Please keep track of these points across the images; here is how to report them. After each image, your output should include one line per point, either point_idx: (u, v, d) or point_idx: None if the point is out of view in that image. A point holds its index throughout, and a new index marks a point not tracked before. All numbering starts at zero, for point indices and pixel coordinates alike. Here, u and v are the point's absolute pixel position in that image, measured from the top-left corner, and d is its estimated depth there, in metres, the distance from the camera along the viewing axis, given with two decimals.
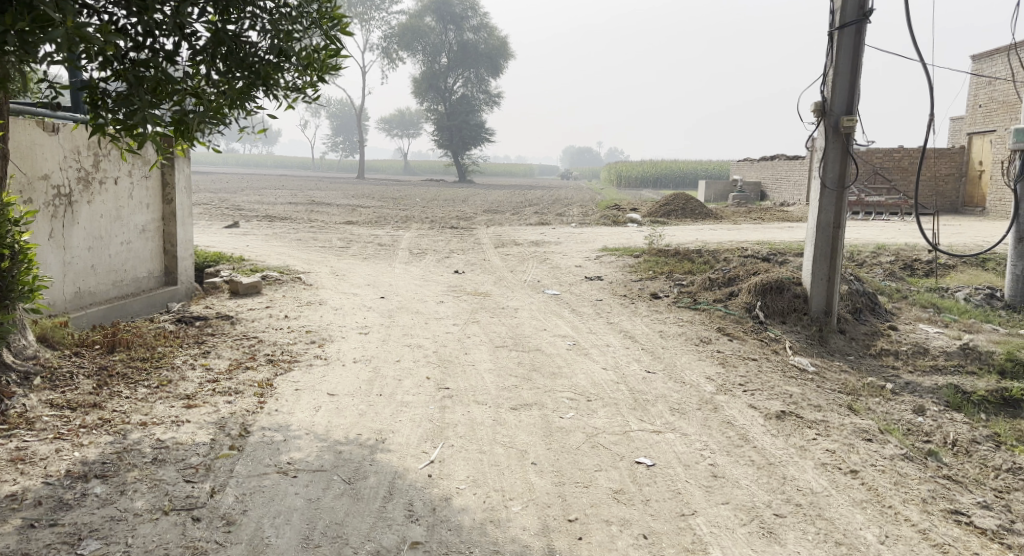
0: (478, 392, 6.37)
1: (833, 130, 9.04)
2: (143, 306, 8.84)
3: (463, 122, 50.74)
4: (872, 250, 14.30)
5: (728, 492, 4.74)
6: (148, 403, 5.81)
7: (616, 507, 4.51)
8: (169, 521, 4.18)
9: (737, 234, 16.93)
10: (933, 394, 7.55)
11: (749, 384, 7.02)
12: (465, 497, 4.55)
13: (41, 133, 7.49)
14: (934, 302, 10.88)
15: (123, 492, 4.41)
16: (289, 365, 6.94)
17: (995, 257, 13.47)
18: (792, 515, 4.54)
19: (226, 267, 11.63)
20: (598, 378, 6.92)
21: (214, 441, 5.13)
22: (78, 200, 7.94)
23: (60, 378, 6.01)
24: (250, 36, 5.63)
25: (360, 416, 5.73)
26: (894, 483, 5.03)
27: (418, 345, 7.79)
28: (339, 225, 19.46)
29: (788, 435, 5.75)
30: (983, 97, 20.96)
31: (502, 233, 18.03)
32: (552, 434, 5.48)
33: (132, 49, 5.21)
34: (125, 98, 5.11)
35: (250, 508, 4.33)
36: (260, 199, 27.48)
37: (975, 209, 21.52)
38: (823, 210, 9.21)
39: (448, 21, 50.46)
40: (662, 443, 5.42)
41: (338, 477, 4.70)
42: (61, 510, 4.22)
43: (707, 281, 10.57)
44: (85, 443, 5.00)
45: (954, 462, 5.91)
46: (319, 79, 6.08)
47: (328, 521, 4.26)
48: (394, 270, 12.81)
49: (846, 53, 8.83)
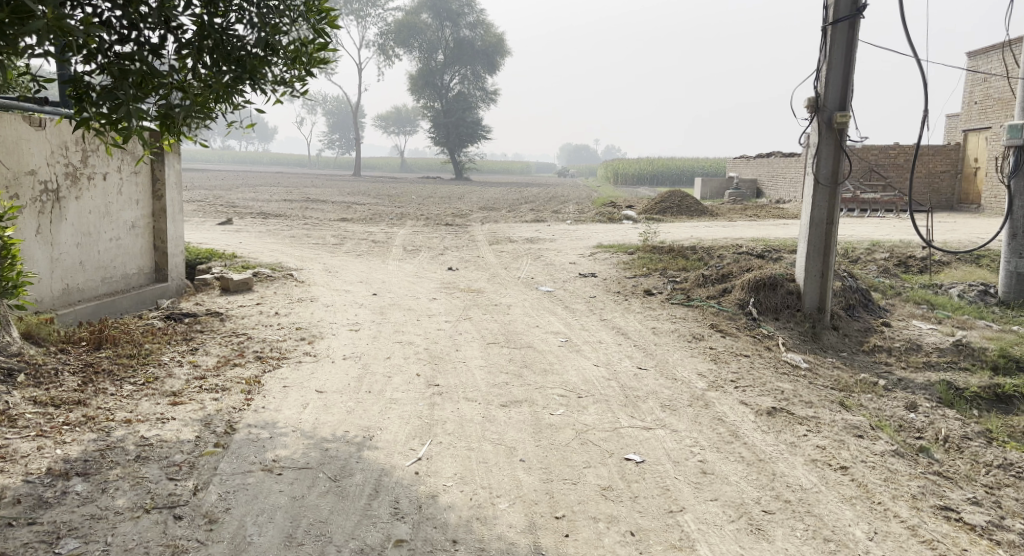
0: (468, 389, 6.32)
1: (827, 126, 8.99)
2: (132, 303, 8.78)
3: (459, 119, 50.65)
4: (867, 247, 14.28)
5: (717, 489, 4.69)
6: (134, 400, 5.76)
7: (604, 504, 4.47)
8: (150, 519, 4.13)
9: (733, 231, 16.90)
10: (925, 390, 7.51)
11: (741, 381, 6.99)
12: (452, 495, 4.51)
13: (28, 128, 7.40)
14: (928, 299, 10.87)
15: (104, 491, 4.36)
16: (278, 362, 6.89)
17: (990, 254, 13.47)
18: (781, 511, 4.49)
19: (218, 264, 11.58)
20: (589, 375, 6.89)
21: (198, 439, 5.08)
22: (65, 196, 7.87)
23: (44, 375, 5.94)
24: (237, 29, 5.57)
25: (348, 413, 5.68)
26: (885, 480, 4.99)
27: (409, 342, 7.74)
28: (334, 222, 19.43)
29: (779, 431, 5.71)
30: (978, 94, 20.96)
31: (497, 230, 17.98)
32: (541, 431, 5.43)
33: (116, 42, 5.14)
34: (109, 91, 5.04)
35: (233, 506, 4.28)
36: (255, 196, 27.41)
37: (970, 206, 21.52)
38: (816, 207, 9.17)
39: (444, 18, 50.09)
40: (652, 440, 5.38)
41: (324, 475, 4.65)
42: (40, 508, 4.16)
43: (700, 277, 10.53)
44: (68, 441, 4.95)
45: (945, 459, 5.89)
46: (307, 73, 5.98)
47: (312, 519, 4.21)
48: (388, 267, 12.75)
49: (839, 48, 8.80)
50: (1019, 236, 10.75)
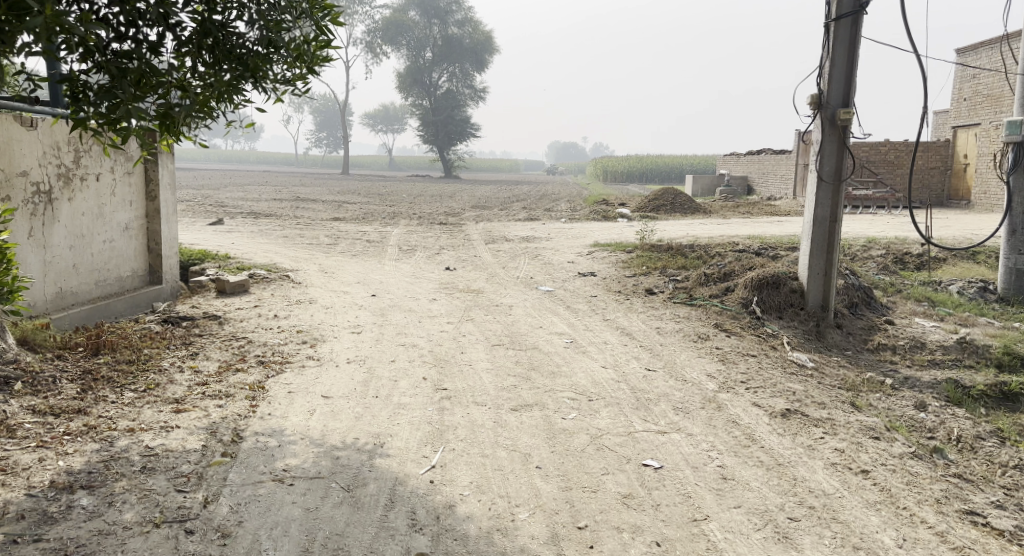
0: (476, 393, 6.20)
1: (830, 122, 8.93)
2: (126, 306, 8.61)
3: (448, 117, 50.47)
4: (863, 244, 14.23)
5: (739, 495, 4.60)
6: (135, 407, 5.62)
7: (627, 513, 4.37)
8: (161, 535, 3.99)
9: (728, 228, 16.86)
10: (933, 389, 7.46)
11: (751, 382, 6.89)
12: (469, 505, 4.39)
13: (19, 128, 7.21)
14: (928, 296, 10.82)
15: (111, 504, 4.22)
16: (281, 367, 6.76)
17: (985, 251, 13.43)
18: (806, 518, 4.41)
19: (212, 265, 11.41)
20: (597, 377, 6.78)
21: (205, 448, 4.94)
22: (58, 198, 7.69)
23: (42, 383, 5.78)
24: (237, 26, 5.41)
25: (356, 420, 5.54)
26: (907, 484, 4.91)
27: (413, 345, 7.61)
28: (327, 222, 19.22)
29: (795, 434, 5.63)
30: (968, 90, 20.98)
31: (491, 229, 17.88)
32: (555, 436, 5.32)
33: (114, 40, 4.99)
34: (107, 91, 4.88)
35: (245, 519, 4.15)
36: (245, 196, 27.09)
37: (960, 202, 21.56)
38: (819, 205, 9.11)
39: (432, 15, 50.14)
40: (669, 444, 5.28)
41: (337, 485, 4.53)
42: (45, 524, 4.01)
43: (702, 277, 10.44)
44: (70, 452, 4.80)
45: (961, 460, 5.83)
46: (309, 71, 5.84)
47: (328, 532, 4.09)
48: (384, 267, 12.60)
49: (842, 44, 8.71)
50: (1018, 233, 10.71)
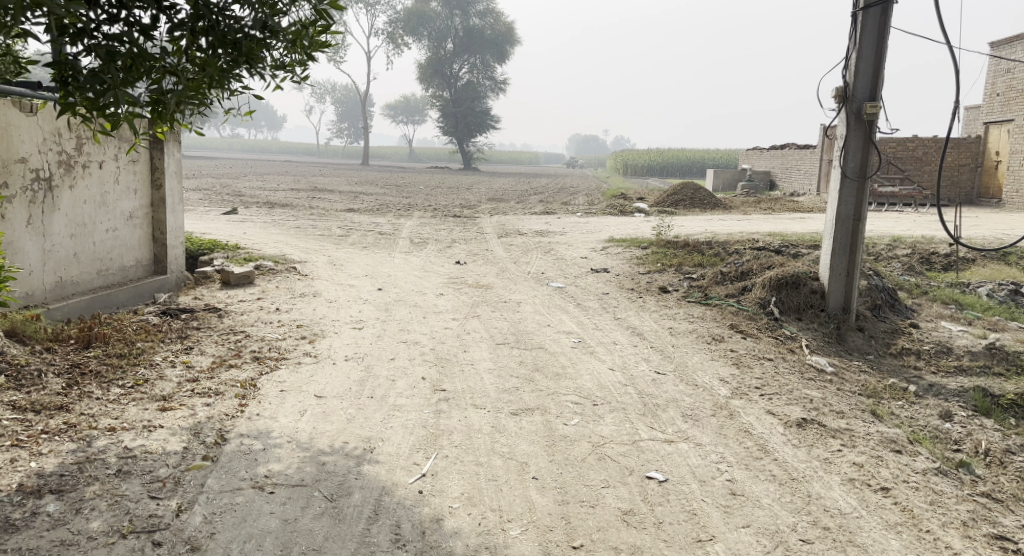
0: (476, 395, 5.93)
1: (856, 117, 8.52)
2: (128, 297, 8.42)
3: (467, 109, 50.20)
4: (889, 242, 13.76)
5: (749, 513, 4.30)
6: (120, 405, 5.39)
7: (626, 531, 4.09)
8: (126, 547, 3.77)
9: (748, 225, 16.42)
10: (959, 397, 7.06)
11: (766, 388, 6.55)
12: (458, 518, 4.13)
13: (19, 113, 6.99)
14: (955, 298, 10.38)
15: (78, 512, 4.00)
16: (276, 364, 6.50)
17: (1017, 251, 12.91)
18: (819, 541, 4.12)
19: (220, 255, 11.23)
20: (604, 379, 6.48)
21: (185, 451, 4.70)
22: (59, 185, 7.49)
23: (26, 377, 5.54)
24: (231, 8, 5.09)
25: (347, 422, 5.28)
26: (930, 503, 4.58)
27: (414, 342, 7.34)
28: (339, 213, 18.98)
29: (811, 446, 5.30)
30: (1002, 85, 20.33)
31: (506, 221, 17.56)
32: (555, 444, 5.04)
33: (104, 22, 4.73)
34: (95, 76, 4.62)
35: (218, 531, 3.92)
36: (260, 184, 26.85)
37: (991, 200, 20.91)
38: (843, 202, 8.69)
39: (454, 6, 49.77)
40: (675, 455, 4.97)
41: (320, 494, 4.28)
42: (5, 533, 3.79)
43: (719, 275, 10.06)
44: (45, 452, 4.57)
45: (988, 475, 5.47)
46: (308, 56, 5.49)
47: (305, 547, 3.85)
48: (394, 260, 12.36)
49: (871, 34, 8.26)
50: None
